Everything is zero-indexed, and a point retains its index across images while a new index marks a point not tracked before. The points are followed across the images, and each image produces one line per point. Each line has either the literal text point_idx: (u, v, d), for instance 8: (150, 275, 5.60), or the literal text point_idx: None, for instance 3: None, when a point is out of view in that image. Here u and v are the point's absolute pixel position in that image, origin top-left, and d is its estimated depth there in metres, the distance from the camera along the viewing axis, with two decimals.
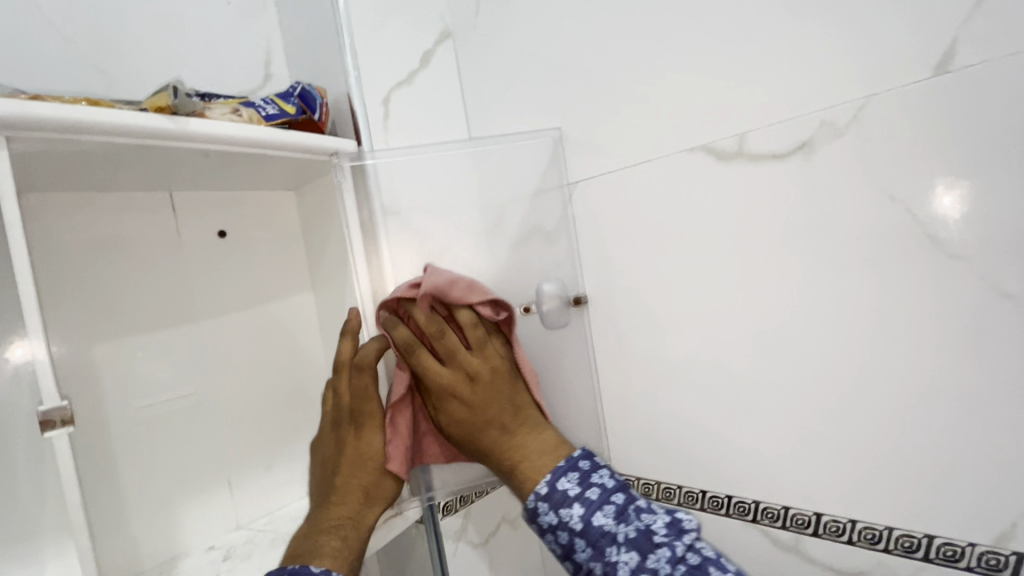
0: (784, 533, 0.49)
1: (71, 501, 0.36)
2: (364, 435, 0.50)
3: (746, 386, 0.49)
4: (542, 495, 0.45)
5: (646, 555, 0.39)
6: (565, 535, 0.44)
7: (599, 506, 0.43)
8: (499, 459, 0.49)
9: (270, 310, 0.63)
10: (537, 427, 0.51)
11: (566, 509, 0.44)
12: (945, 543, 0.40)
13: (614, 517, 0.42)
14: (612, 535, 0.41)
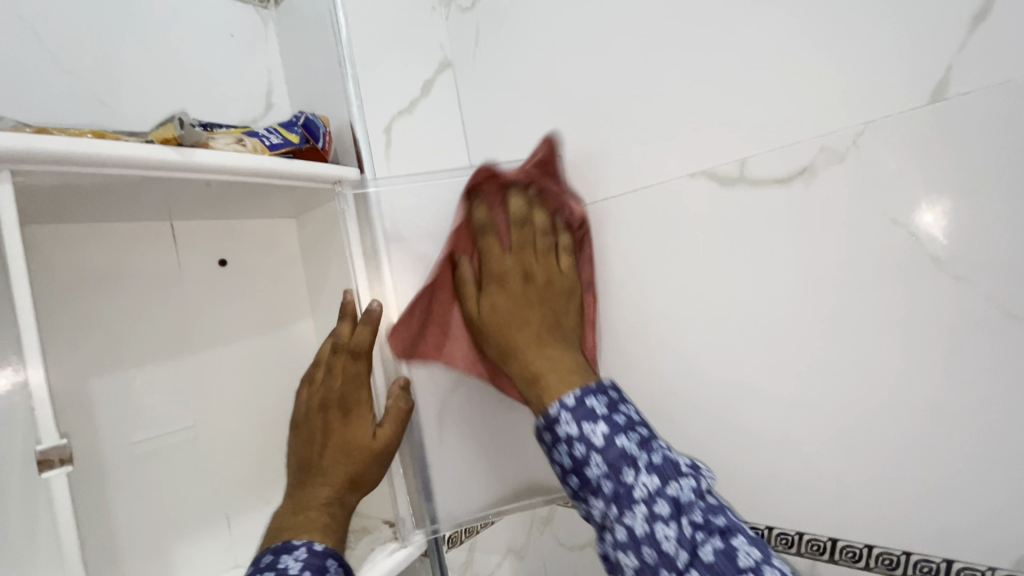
0: (799, 559, 0.48)
1: (67, 544, 0.35)
2: (353, 420, 0.51)
3: (755, 410, 0.49)
4: (568, 405, 0.44)
5: (668, 482, 0.39)
6: (581, 449, 0.43)
7: (624, 431, 0.42)
8: (525, 365, 0.48)
9: (270, 338, 0.62)
10: (563, 346, 0.49)
11: (590, 424, 0.43)
12: (964, 568, 0.40)
13: (637, 442, 0.42)
14: (633, 458, 0.41)
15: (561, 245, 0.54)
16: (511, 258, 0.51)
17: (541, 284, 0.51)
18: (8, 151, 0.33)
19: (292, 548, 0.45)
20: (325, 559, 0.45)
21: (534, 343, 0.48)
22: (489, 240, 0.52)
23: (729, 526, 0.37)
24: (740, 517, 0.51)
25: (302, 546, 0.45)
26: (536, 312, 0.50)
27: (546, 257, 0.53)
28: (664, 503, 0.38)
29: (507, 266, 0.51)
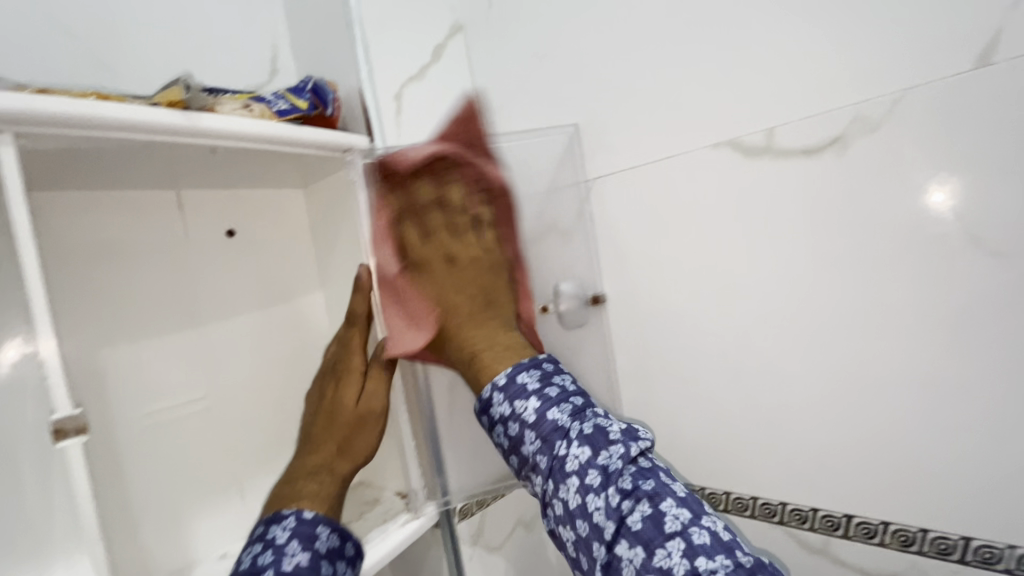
0: (812, 535, 0.48)
1: (85, 512, 0.35)
2: (342, 386, 0.51)
3: (772, 386, 0.48)
4: (499, 385, 0.47)
5: (598, 452, 0.41)
6: (515, 426, 0.46)
7: (556, 402, 0.44)
8: (460, 345, 0.51)
9: (279, 311, 0.61)
10: (501, 325, 0.52)
11: (521, 401, 0.45)
12: (983, 545, 0.40)
13: (568, 414, 0.44)
14: (564, 429, 0.43)
15: (483, 218, 0.55)
16: (436, 245, 0.53)
17: (463, 270, 0.53)
18: (11, 112, 0.32)
19: (283, 516, 0.43)
20: (316, 526, 0.43)
21: (463, 326, 0.51)
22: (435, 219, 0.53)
23: (656, 491, 0.38)
24: (753, 492, 0.51)
25: (293, 514, 0.44)
26: (467, 293, 0.52)
27: (467, 236, 0.54)
28: (594, 474, 0.40)
29: (428, 250, 0.52)
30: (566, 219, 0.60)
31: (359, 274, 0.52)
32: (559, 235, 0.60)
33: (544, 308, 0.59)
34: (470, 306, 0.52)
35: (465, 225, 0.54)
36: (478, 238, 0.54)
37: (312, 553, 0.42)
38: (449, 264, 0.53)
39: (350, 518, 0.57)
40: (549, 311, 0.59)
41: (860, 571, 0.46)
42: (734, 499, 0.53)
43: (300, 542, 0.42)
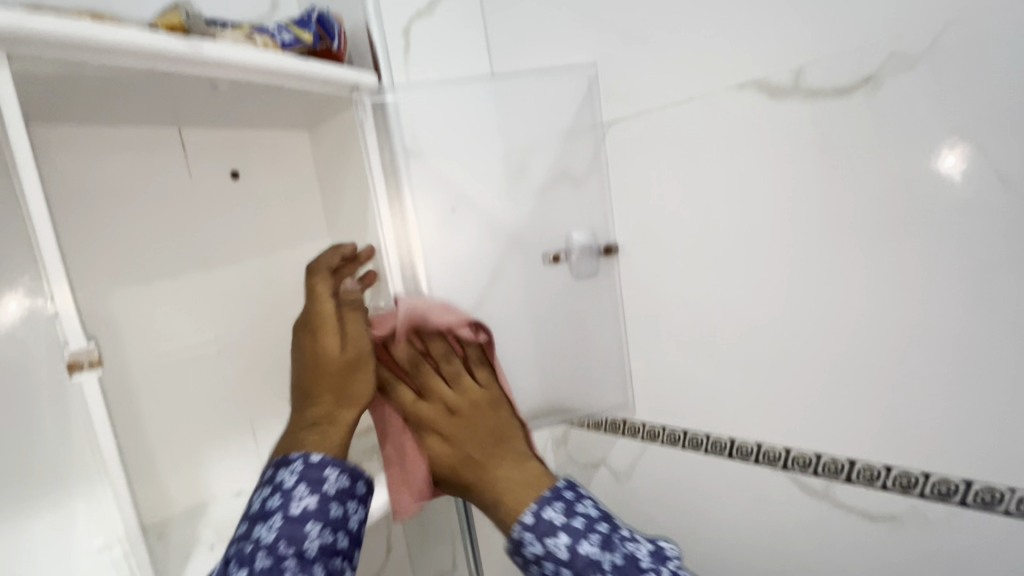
0: (814, 479, 0.49)
1: (104, 444, 0.35)
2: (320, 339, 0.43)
3: (784, 336, 0.48)
4: (528, 525, 0.42)
5: None
6: (549, 565, 0.41)
7: (584, 535, 0.41)
8: (483, 493, 0.46)
9: (286, 256, 0.60)
10: (521, 455, 0.47)
11: (551, 540, 0.41)
12: (984, 488, 0.41)
13: (599, 546, 0.40)
14: (599, 564, 0.40)
15: (473, 359, 0.51)
16: (436, 400, 0.48)
17: (468, 417, 0.47)
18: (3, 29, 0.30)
19: (291, 459, 0.39)
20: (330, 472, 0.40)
21: (489, 475, 0.46)
22: (430, 376, 0.49)
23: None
24: (757, 440, 0.52)
25: (300, 457, 0.39)
26: (479, 439, 0.47)
27: (459, 379, 0.49)
28: None
29: (432, 408, 0.48)
30: (579, 166, 0.58)
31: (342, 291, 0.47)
32: (571, 182, 0.58)
33: (556, 258, 0.59)
34: (484, 438, 0.47)
35: (450, 374, 0.49)
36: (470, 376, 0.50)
37: (324, 504, 0.39)
38: (450, 417, 0.48)
39: (360, 459, 0.58)
40: (560, 261, 0.59)
41: (860, 513, 0.47)
42: (738, 446, 0.53)
43: (307, 486, 0.38)
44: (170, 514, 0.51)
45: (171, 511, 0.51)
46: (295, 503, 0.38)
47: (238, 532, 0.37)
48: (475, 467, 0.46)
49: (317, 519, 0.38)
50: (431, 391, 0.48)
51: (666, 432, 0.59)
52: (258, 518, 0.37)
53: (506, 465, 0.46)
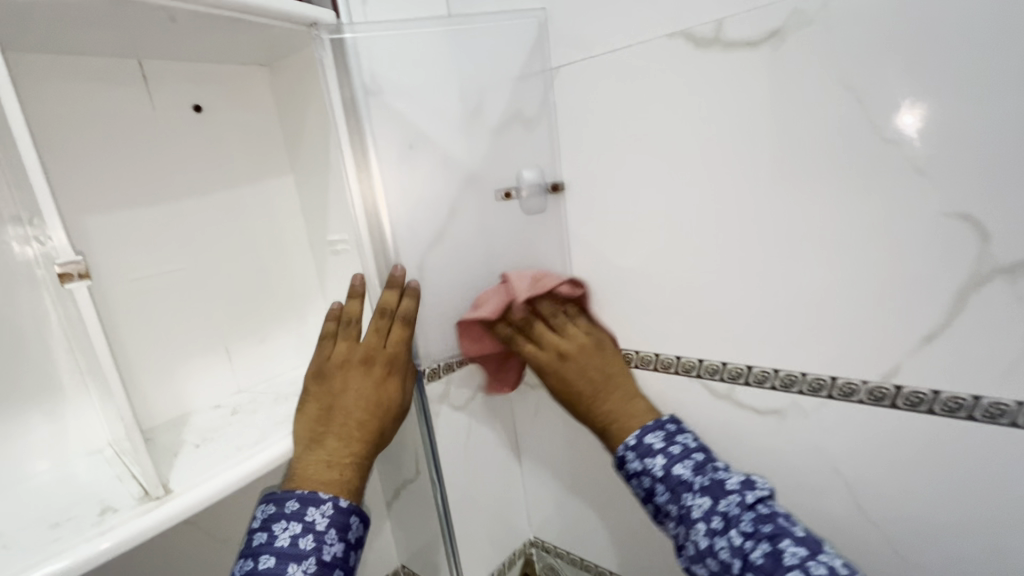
0: (720, 384, 0.58)
1: (100, 348, 0.40)
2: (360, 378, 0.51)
3: (700, 263, 0.55)
4: (631, 445, 0.54)
5: (718, 499, 0.46)
6: (647, 479, 0.53)
7: (680, 459, 0.51)
8: (596, 419, 0.59)
9: (252, 191, 0.63)
10: (625, 394, 0.59)
11: (650, 458, 0.53)
12: (845, 382, 0.49)
13: (691, 469, 0.50)
14: (689, 483, 0.49)
15: (573, 313, 0.66)
16: (547, 345, 0.60)
17: (576, 358, 0.60)
18: None
19: (321, 499, 0.46)
20: (350, 517, 0.47)
21: (592, 403, 0.59)
22: (523, 341, 0.62)
23: (777, 532, 0.43)
24: (677, 352, 0.60)
25: (330, 500, 0.46)
26: (588, 378, 0.60)
27: (568, 327, 0.63)
28: (716, 519, 0.46)
29: (546, 352, 0.60)
30: (530, 109, 0.63)
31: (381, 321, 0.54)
32: (522, 124, 0.63)
33: (508, 194, 0.64)
34: (597, 373, 0.60)
35: (568, 326, 0.63)
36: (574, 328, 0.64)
37: (338, 540, 0.45)
38: (564, 359, 0.60)
39: None
40: (512, 197, 0.64)
41: (753, 410, 0.56)
42: (661, 358, 0.62)
43: (337, 532, 0.45)
44: (155, 423, 0.56)
45: (155, 421, 0.56)
46: (311, 538, 0.44)
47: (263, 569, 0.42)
48: (591, 393, 0.59)
49: (339, 568, 0.45)
50: (541, 339, 0.61)
51: None
52: (291, 558, 0.43)
53: (597, 394, 0.59)
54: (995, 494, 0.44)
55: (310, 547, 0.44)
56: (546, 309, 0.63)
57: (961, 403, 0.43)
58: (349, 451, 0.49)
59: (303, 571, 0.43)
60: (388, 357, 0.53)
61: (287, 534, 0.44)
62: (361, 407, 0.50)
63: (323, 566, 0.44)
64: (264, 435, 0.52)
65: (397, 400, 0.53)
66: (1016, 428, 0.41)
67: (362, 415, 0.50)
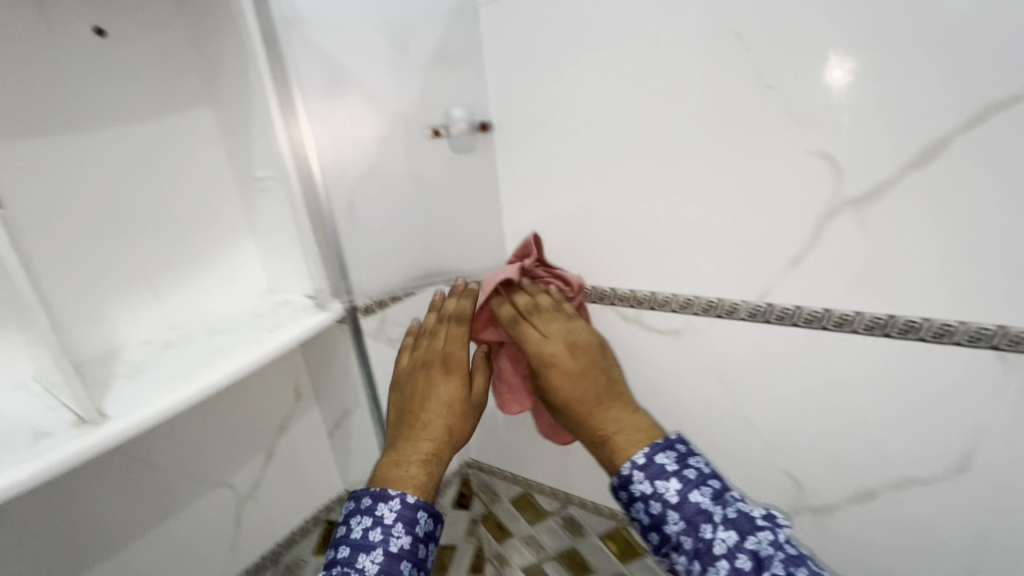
0: (629, 309, 0.63)
1: (17, 279, 0.40)
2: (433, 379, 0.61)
3: (614, 199, 0.60)
4: (638, 464, 0.53)
5: (745, 536, 0.47)
6: (657, 504, 0.52)
7: (696, 485, 0.51)
8: (598, 428, 0.57)
9: (168, 124, 0.61)
10: (629, 408, 0.59)
11: (662, 481, 0.52)
12: (730, 303, 0.56)
13: (709, 498, 0.50)
14: (709, 513, 0.49)
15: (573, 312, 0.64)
16: (552, 338, 0.60)
17: (579, 353, 0.60)
18: None
19: (389, 496, 0.53)
20: (416, 512, 0.53)
21: (596, 410, 0.58)
22: (528, 332, 0.61)
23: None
24: (593, 284, 0.66)
25: (398, 496, 0.53)
26: (591, 379, 0.59)
27: (571, 323, 0.62)
28: (745, 558, 0.46)
29: (550, 345, 0.60)
30: (458, 48, 0.64)
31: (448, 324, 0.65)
32: (450, 63, 0.64)
33: (436, 132, 0.65)
34: (597, 388, 0.59)
35: (571, 321, 0.62)
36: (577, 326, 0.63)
37: (405, 533, 0.52)
38: (570, 354, 0.59)
39: (261, 313, 0.66)
40: (441, 136, 0.66)
41: (656, 331, 0.62)
42: (580, 289, 0.67)
43: (404, 525, 0.52)
44: (82, 358, 0.57)
45: (82, 356, 0.57)
46: (378, 531, 0.51)
47: (339, 554, 0.50)
48: (592, 403, 0.58)
49: (408, 559, 0.51)
50: (544, 330, 0.61)
51: None
52: (363, 547, 0.50)
53: (600, 405, 0.58)
54: (837, 391, 0.53)
55: (378, 539, 0.51)
56: (545, 303, 0.64)
57: (815, 316, 0.52)
58: (424, 449, 0.57)
59: (371, 560, 0.50)
60: (444, 359, 0.63)
61: (360, 526, 0.51)
62: (436, 409, 0.59)
63: (391, 557, 0.50)
64: (197, 364, 0.54)
65: (466, 398, 0.61)
66: (854, 334, 0.50)
67: (438, 415, 0.59)
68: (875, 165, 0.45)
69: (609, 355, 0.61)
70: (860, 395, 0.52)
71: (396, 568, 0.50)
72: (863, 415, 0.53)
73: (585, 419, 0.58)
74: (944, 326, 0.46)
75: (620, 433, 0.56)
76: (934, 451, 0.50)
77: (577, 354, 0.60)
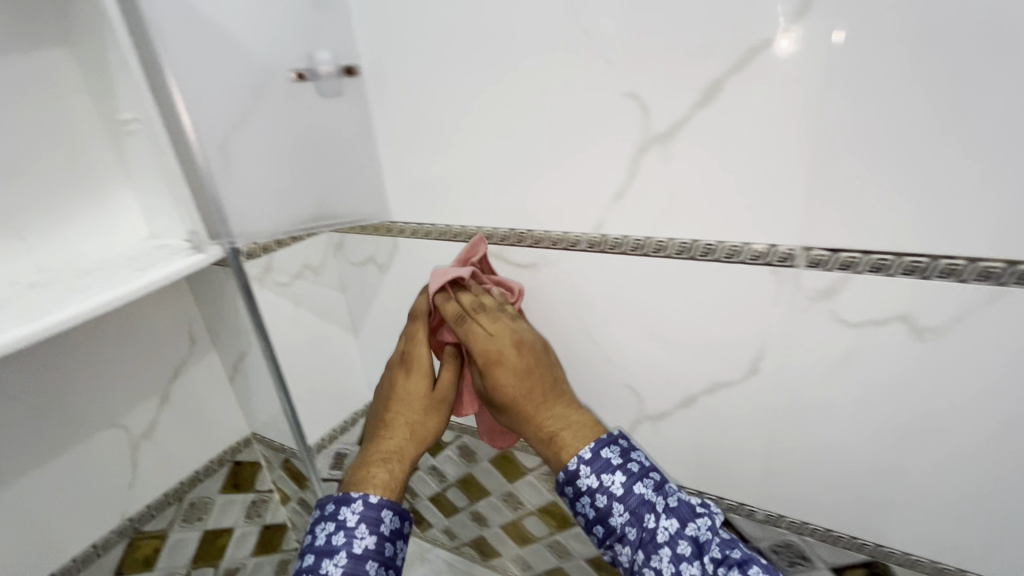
0: (493, 246, 0.69)
1: None
2: (406, 378, 0.71)
3: (472, 142, 0.64)
4: (585, 459, 0.61)
5: (686, 523, 0.56)
6: (603, 498, 0.60)
7: (639, 478, 0.60)
8: (542, 427, 0.64)
9: (19, 62, 0.60)
10: (568, 406, 0.66)
11: (609, 476, 0.60)
12: (572, 235, 0.62)
13: (651, 489, 0.59)
14: (653, 504, 0.58)
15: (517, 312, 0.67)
16: (497, 337, 0.63)
17: (522, 353, 0.64)
18: None
19: (352, 499, 0.63)
20: (379, 511, 0.63)
21: (539, 409, 0.64)
22: (472, 329, 0.64)
23: (744, 557, 0.53)
24: (461, 224, 0.70)
25: (360, 499, 0.63)
26: (532, 378, 0.64)
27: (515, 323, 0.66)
28: (685, 543, 0.55)
29: (494, 343, 0.63)
30: None
31: (413, 326, 0.72)
32: (314, 7, 0.65)
33: (299, 75, 0.67)
34: (543, 388, 0.64)
35: (513, 321, 0.66)
36: (522, 325, 0.67)
37: (368, 533, 0.62)
38: (515, 354, 0.64)
39: (137, 256, 0.67)
40: (305, 79, 0.68)
41: (516, 265, 0.68)
42: (451, 229, 0.72)
43: (366, 526, 0.62)
44: None
45: None
46: (344, 534, 0.61)
47: (312, 561, 0.61)
48: (537, 401, 0.64)
49: (372, 558, 0.62)
50: (489, 328, 0.64)
51: (407, 227, 0.76)
52: (326, 552, 0.61)
53: (541, 402, 0.64)
54: (660, 312, 0.61)
55: (340, 542, 0.61)
56: (491, 302, 0.66)
57: (639, 243, 0.58)
58: (394, 448, 0.68)
59: (334, 563, 0.60)
60: (405, 359, 0.72)
61: (324, 533, 0.62)
62: (398, 409, 0.70)
63: (354, 557, 0.61)
64: (63, 300, 0.56)
65: (430, 395, 0.70)
66: (668, 258, 0.57)
67: (403, 415, 0.70)
68: (671, 105, 0.51)
69: (551, 354, 0.67)
70: (677, 314, 0.60)
71: (359, 566, 0.60)
72: (681, 332, 0.61)
73: (530, 417, 0.65)
74: (733, 247, 0.53)
75: (565, 429, 0.63)
76: (734, 357, 0.59)
77: (523, 353, 0.64)
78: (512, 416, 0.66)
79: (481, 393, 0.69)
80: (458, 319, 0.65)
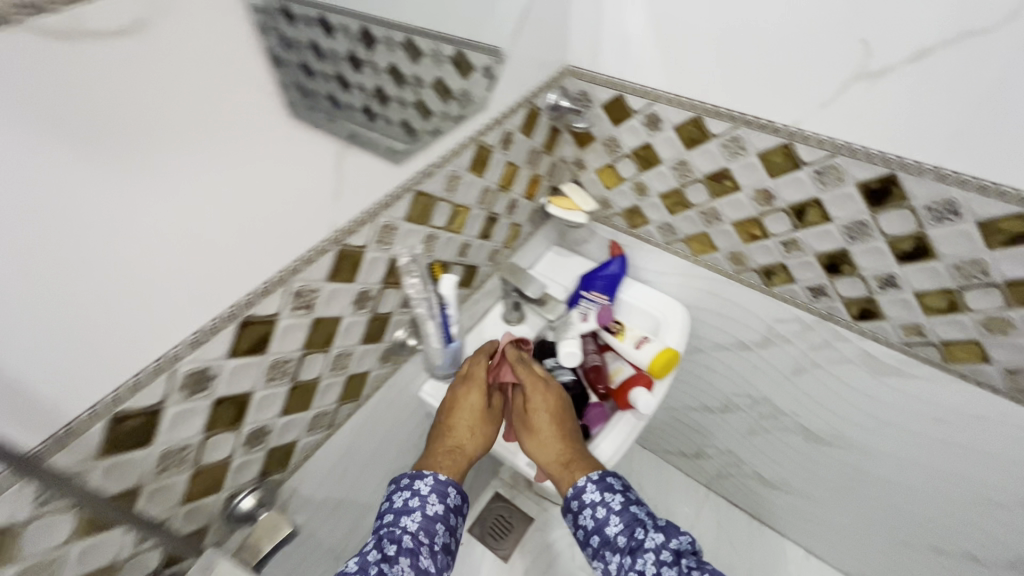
0: None
1: None
2: (462, 393, 1.04)
3: None
4: (594, 478, 0.94)
5: (669, 538, 0.86)
6: (602, 510, 0.91)
7: (632, 502, 0.92)
8: (560, 451, 0.99)
9: None
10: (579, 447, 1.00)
11: (608, 494, 0.92)
12: None
13: (641, 512, 0.91)
14: (639, 519, 0.90)
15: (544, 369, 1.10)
16: (532, 375, 1.05)
17: (546, 388, 1.04)
18: None
19: (422, 475, 0.95)
20: (445, 487, 0.94)
21: (558, 442, 1.00)
22: (518, 370, 1.06)
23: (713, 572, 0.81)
24: None
25: (429, 477, 0.95)
26: (552, 410, 1.02)
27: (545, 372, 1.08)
28: (666, 552, 0.84)
29: (532, 379, 1.05)
30: None
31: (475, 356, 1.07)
32: None
33: None
34: (563, 423, 1.01)
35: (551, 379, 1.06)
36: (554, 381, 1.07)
37: (437, 501, 0.93)
38: (545, 389, 1.04)
39: None
40: None
41: None
42: None
43: (437, 496, 0.93)
44: None
45: None
46: (418, 502, 0.91)
47: (388, 517, 0.91)
48: (554, 429, 1.01)
49: (439, 521, 0.91)
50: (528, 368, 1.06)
51: None
52: (400, 513, 0.90)
53: (556, 428, 1.01)
54: None
55: (416, 505, 0.91)
56: (538, 369, 1.07)
57: None
58: (456, 449, 1.00)
59: (411, 520, 0.89)
60: (462, 379, 1.06)
61: (401, 498, 0.92)
62: (460, 412, 1.02)
63: (426, 518, 0.90)
64: None
65: (484, 408, 1.04)
66: None
67: (463, 418, 1.02)
68: None
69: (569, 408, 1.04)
70: None
71: (431, 526, 0.90)
72: None
73: (541, 433, 1.01)
74: None
75: (572, 458, 0.98)
76: None
77: (547, 392, 1.04)
78: (539, 436, 1.01)
79: (517, 420, 1.05)
80: (515, 368, 1.06)
